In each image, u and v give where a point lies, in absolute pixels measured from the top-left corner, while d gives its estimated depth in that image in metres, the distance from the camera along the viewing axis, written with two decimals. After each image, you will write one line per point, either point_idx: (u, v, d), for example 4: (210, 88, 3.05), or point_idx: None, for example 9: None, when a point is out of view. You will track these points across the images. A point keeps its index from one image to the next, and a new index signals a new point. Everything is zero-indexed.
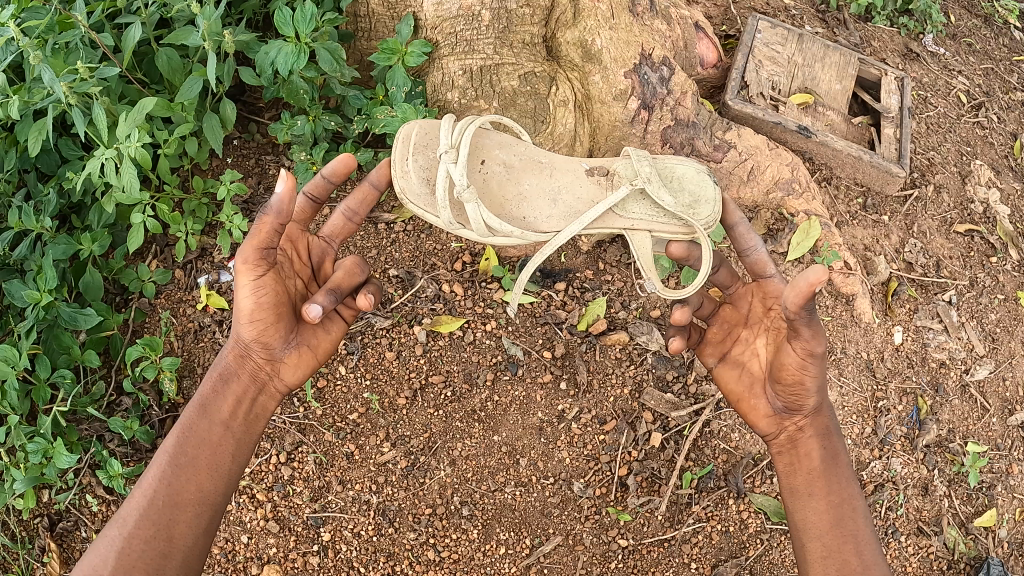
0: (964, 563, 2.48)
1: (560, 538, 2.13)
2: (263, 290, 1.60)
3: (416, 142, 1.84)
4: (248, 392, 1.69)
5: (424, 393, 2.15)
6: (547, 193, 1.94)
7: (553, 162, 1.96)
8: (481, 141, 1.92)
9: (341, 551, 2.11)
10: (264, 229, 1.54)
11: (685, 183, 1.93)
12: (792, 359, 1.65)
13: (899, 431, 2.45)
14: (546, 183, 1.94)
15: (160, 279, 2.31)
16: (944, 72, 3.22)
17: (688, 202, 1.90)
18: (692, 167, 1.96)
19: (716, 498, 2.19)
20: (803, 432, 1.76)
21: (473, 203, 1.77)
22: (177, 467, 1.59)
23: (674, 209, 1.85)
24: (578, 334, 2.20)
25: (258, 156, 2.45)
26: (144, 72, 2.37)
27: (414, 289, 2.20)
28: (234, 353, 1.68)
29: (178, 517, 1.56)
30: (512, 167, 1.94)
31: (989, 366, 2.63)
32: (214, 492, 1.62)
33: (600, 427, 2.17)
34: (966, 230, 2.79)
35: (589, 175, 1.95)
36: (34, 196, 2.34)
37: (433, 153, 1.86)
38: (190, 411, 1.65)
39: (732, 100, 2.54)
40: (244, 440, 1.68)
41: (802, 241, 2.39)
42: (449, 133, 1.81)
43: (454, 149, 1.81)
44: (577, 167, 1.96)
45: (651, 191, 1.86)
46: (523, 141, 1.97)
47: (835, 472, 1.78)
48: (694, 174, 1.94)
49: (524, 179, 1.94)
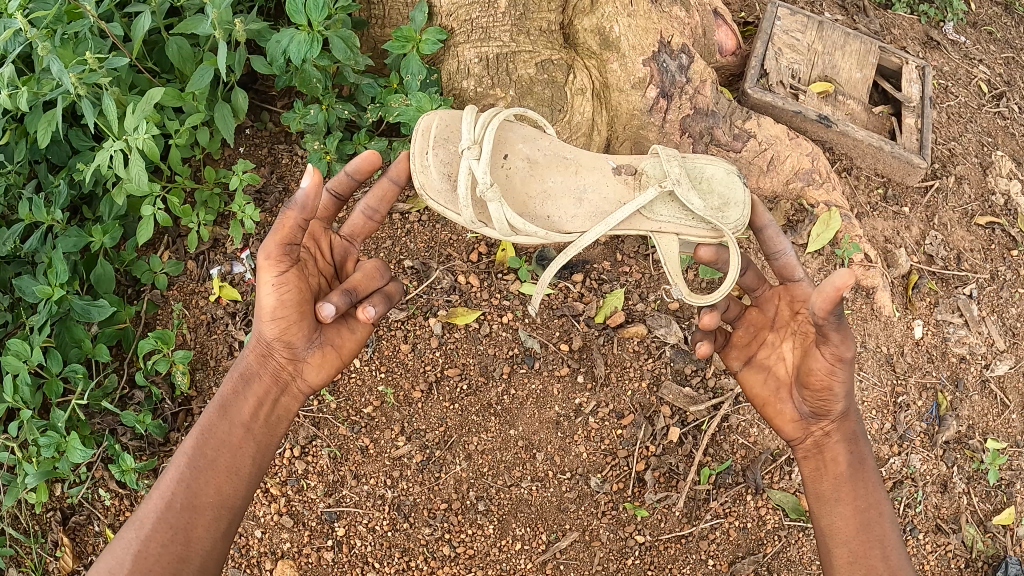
0: (982, 562, 2.45)
1: (576, 534, 2.10)
2: (287, 289, 1.58)
3: (436, 135, 1.79)
4: (271, 392, 1.66)
5: (440, 386, 2.12)
6: (571, 192, 1.89)
7: (578, 159, 1.90)
8: (504, 134, 1.87)
9: (356, 546, 2.09)
10: (288, 224, 1.52)
11: (714, 184, 1.88)
12: (822, 363, 1.63)
13: (919, 427, 2.41)
14: (571, 181, 1.89)
15: (172, 271, 2.27)
16: (965, 60, 3.16)
17: (716, 203, 1.86)
18: (723, 167, 1.90)
19: (734, 494, 2.15)
20: (829, 437, 1.74)
21: (496, 203, 1.73)
22: (195, 469, 1.57)
23: (703, 214, 1.81)
24: (595, 326, 2.17)
25: (271, 145, 2.41)
26: (154, 62, 2.35)
27: (429, 280, 2.17)
28: (256, 353, 1.65)
29: (196, 519, 1.54)
30: (535, 162, 1.89)
31: (1009, 361, 2.59)
32: (233, 495, 1.60)
33: (618, 422, 2.13)
34: (987, 222, 2.74)
35: (615, 174, 1.89)
36: (45, 187, 2.34)
37: (455, 146, 1.80)
38: (209, 412, 1.62)
39: (751, 88, 2.48)
40: (266, 441, 1.66)
41: (822, 233, 2.34)
42: (472, 127, 1.76)
43: (477, 144, 1.76)
44: (603, 165, 1.91)
45: (680, 194, 1.81)
46: (547, 134, 1.92)
47: (861, 480, 1.74)
48: (724, 175, 1.88)
49: (548, 176, 1.89)
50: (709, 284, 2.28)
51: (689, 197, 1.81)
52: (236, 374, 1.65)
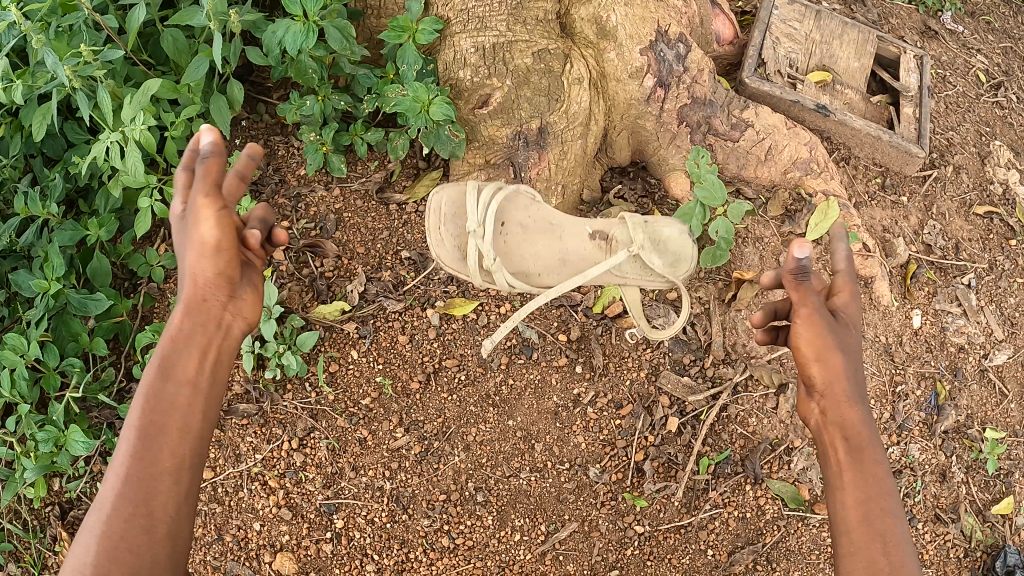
0: (981, 551, 2.45)
1: (575, 524, 2.10)
2: (229, 228, 1.42)
3: (445, 210, 1.86)
4: (210, 342, 1.46)
5: (438, 378, 2.12)
6: (556, 255, 1.94)
7: (562, 226, 1.95)
8: (498, 209, 1.90)
9: (354, 538, 2.08)
10: (213, 172, 1.40)
11: (671, 244, 1.94)
12: (803, 329, 1.52)
13: (918, 417, 2.41)
14: (554, 245, 1.94)
15: (168, 263, 2.24)
16: (963, 50, 3.15)
17: (671, 247, 1.94)
18: (678, 227, 1.96)
19: (734, 484, 2.15)
20: (827, 415, 1.54)
21: (501, 272, 1.83)
22: (146, 438, 1.36)
23: (661, 273, 1.90)
24: (594, 316, 2.16)
25: (266, 137, 2.39)
26: (149, 54, 2.34)
27: (427, 271, 2.18)
28: (189, 302, 1.44)
29: (158, 488, 1.35)
30: (526, 229, 1.92)
31: (1008, 351, 2.59)
32: (194, 453, 1.41)
33: (617, 412, 2.13)
34: (985, 212, 2.73)
35: (590, 240, 1.96)
36: (41, 180, 2.33)
37: (463, 222, 1.87)
38: (149, 377, 1.40)
39: (749, 77, 2.47)
40: (214, 391, 1.47)
41: (821, 222, 2.29)
42: (476, 210, 1.82)
43: (481, 226, 1.82)
44: (580, 231, 1.97)
45: (644, 257, 1.88)
46: (535, 201, 1.96)
47: (867, 464, 1.49)
48: (679, 235, 1.95)
49: (537, 241, 1.93)
50: (709, 273, 2.24)
51: (658, 337, 1.89)
52: (170, 330, 1.44)
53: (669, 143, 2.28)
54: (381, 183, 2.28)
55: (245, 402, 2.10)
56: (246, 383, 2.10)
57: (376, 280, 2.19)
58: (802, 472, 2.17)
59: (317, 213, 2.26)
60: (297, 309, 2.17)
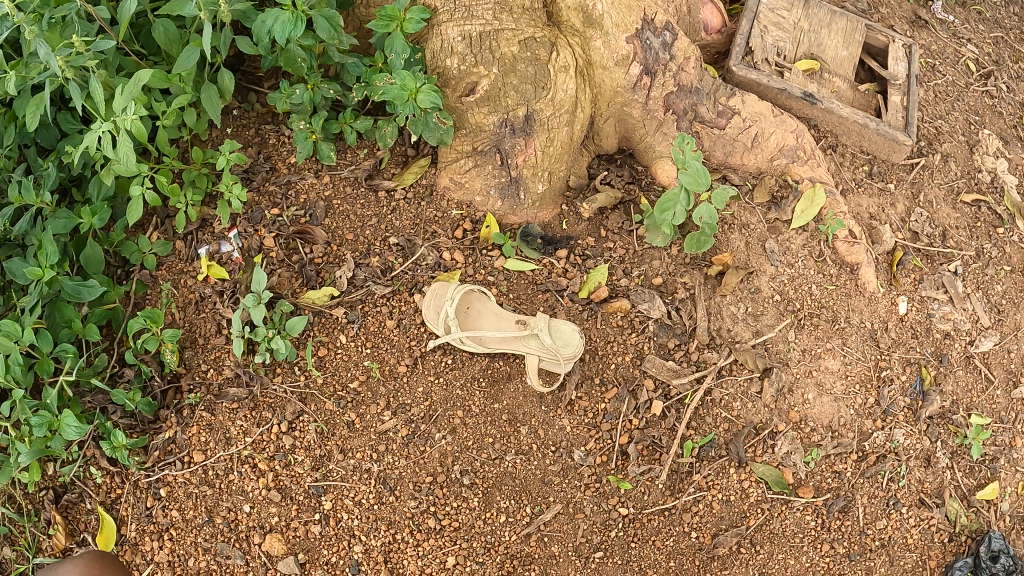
0: (966, 536, 2.42)
1: (560, 506, 2.13)
2: None
3: (430, 299, 2.15)
4: None
5: (425, 362, 2.16)
6: (486, 313, 2.18)
7: (494, 313, 2.18)
8: (444, 299, 2.14)
9: (343, 519, 2.11)
10: None
11: (563, 337, 2.13)
12: None
13: (902, 402, 2.36)
14: (484, 320, 2.18)
15: (160, 251, 2.29)
16: (953, 39, 3.17)
17: (557, 342, 2.12)
18: (570, 329, 2.15)
19: (718, 467, 2.17)
20: None
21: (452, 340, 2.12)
22: None
23: (550, 349, 2.10)
24: (580, 301, 2.23)
25: (258, 126, 2.41)
26: (141, 44, 2.36)
27: (415, 257, 2.23)
28: None
29: None
30: (465, 307, 2.17)
31: (994, 337, 2.58)
32: None
33: (601, 395, 2.17)
34: (972, 200, 2.75)
35: (514, 324, 2.16)
36: (35, 170, 2.35)
37: (432, 311, 2.14)
38: None
39: (736, 66, 2.49)
40: None
41: (807, 209, 2.36)
42: (444, 315, 2.12)
43: (447, 325, 2.12)
44: (509, 318, 2.17)
45: (544, 345, 2.11)
46: (478, 300, 2.19)
47: None
48: (568, 334, 2.14)
49: (472, 308, 2.18)
50: (692, 259, 2.28)
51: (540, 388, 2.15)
52: None
53: (655, 131, 2.32)
54: (370, 170, 2.33)
55: (236, 386, 2.16)
56: (236, 367, 2.16)
57: (364, 266, 2.22)
58: (785, 456, 2.20)
59: (307, 200, 2.30)
60: (286, 294, 2.20)
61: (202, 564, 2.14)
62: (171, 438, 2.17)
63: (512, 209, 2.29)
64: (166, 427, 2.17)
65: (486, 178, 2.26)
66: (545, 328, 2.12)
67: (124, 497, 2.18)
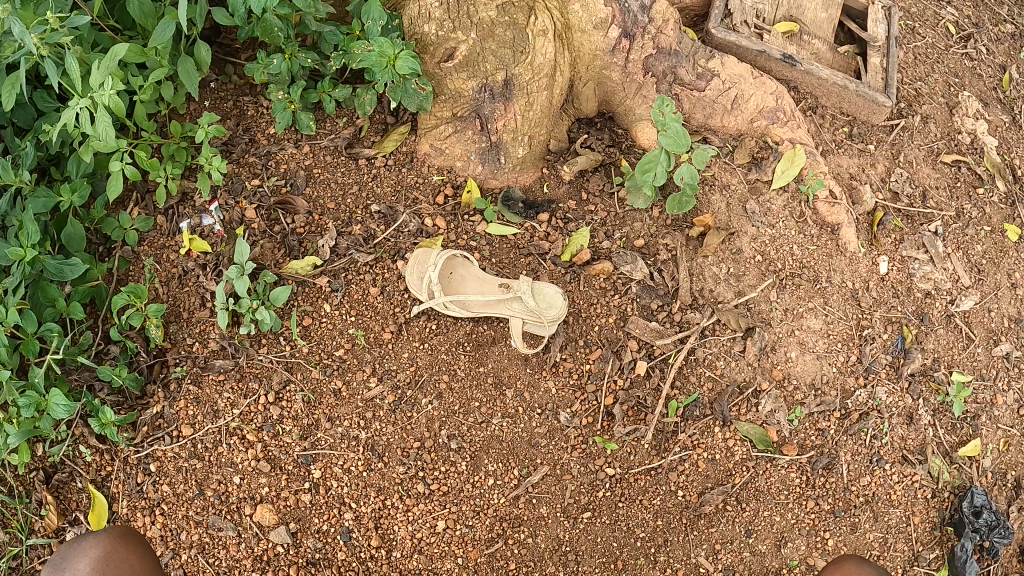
0: (949, 492, 2.45)
1: (548, 468, 2.15)
2: None
3: (414, 265, 2.17)
4: None
5: (409, 328, 2.18)
6: (469, 280, 2.19)
7: (477, 279, 2.19)
8: (427, 265, 2.16)
9: (332, 487, 2.12)
10: None
11: (546, 300, 2.14)
12: None
13: (884, 360, 2.39)
14: (467, 286, 2.19)
15: (142, 226, 2.27)
16: (933, 3, 3.17)
17: (541, 304, 2.13)
18: (553, 291, 2.16)
19: (702, 426, 2.21)
20: None
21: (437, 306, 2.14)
22: None
23: (534, 311, 2.12)
24: (562, 264, 2.25)
25: (236, 98, 2.39)
26: (116, 19, 2.33)
27: (396, 224, 2.25)
28: None
29: None
30: (448, 275, 2.19)
31: (974, 297, 2.60)
32: None
33: (586, 356, 2.20)
34: (952, 160, 2.77)
35: (497, 289, 2.17)
36: (12, 150, 2.32)
37: (416, 277, 2.15)
38: None
39: (715, 28, 2.51)
40: None
41: (787, 169, 2.37)
42: (426, 281, 2.13)
43: (431, 291, 2.13)
44: (492, 284, 2.18)
45: (528, 307, 2.12)
46: (461, 268, 2.21)
47: None
48: (551, 296, 2.15)
49: (456, 275, 2.20)
50: (674, 221, 2.30)
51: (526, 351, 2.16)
52: None
53: (635, 94, 2.32)
54: (350, 139, 2.32)
55: (222, 357, 2.17)
56: (222, 339, 2.17)
57: (347, 234, 2.22)
58: (769, 414, 2.23)
59: (287, 170, 2.29)
60: (269, 265, 2.20)
61: (194, 538, 2.14)
62: (159, 413, 2.17)
63: (493, 173, 2.30)
64: (154, 402, 2.17)
65: (466, 144, 2.27)
66: (528, 291, 2.13)
67: (115, 474, 2.18)
